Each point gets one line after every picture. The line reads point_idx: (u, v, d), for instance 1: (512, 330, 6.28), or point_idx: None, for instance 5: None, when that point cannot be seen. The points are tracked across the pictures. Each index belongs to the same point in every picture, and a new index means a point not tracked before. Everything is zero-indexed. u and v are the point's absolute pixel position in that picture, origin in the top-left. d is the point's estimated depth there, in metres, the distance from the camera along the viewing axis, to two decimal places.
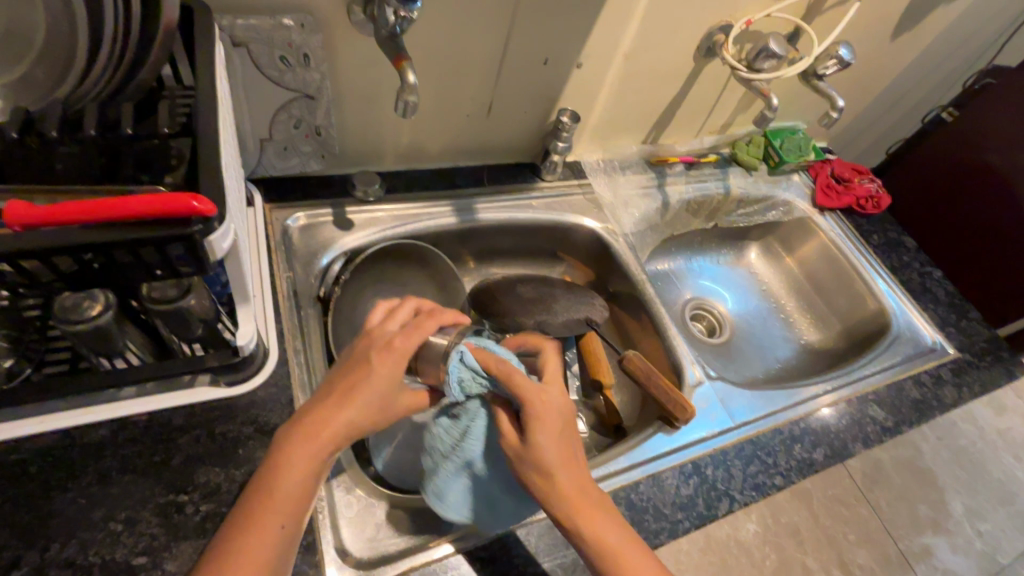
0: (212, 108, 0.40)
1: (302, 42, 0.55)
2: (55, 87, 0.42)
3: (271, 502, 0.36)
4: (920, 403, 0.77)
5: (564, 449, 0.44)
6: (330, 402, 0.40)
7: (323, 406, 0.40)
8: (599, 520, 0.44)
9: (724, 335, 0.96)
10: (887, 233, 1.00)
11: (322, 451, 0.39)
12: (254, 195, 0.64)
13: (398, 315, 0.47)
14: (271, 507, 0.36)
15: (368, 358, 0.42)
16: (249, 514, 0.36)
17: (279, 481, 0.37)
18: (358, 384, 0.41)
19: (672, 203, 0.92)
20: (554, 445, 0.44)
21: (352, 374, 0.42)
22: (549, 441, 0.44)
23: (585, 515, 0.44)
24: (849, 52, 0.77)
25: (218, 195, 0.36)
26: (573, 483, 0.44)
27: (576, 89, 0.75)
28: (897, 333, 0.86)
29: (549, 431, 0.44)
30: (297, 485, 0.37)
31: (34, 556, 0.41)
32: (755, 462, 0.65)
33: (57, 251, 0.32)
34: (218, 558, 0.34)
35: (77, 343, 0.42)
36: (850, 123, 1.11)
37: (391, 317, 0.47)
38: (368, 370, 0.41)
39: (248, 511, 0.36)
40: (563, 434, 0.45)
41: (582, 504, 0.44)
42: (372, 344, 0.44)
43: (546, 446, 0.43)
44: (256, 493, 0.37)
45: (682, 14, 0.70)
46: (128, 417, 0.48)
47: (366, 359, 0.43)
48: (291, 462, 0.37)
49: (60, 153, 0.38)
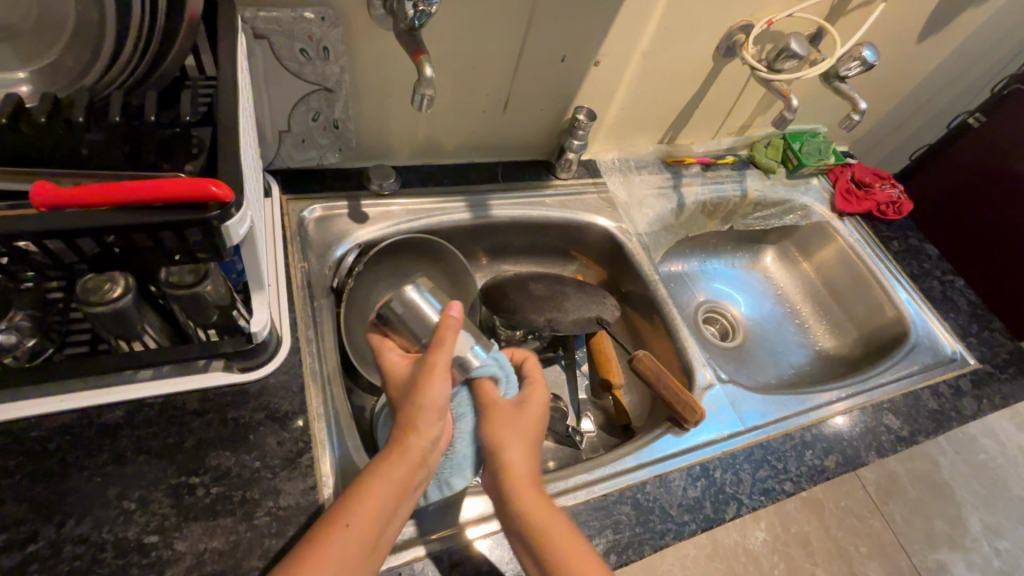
0: (231, 96, 0.41)
1: (321, 35, 0.55)
2: (82, 73, 0.43)
3: (369, 531, 0.39)
4: (937, 414, 0.75)
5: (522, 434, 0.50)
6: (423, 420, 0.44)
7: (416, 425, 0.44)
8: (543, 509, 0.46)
9: (738, 339, 0.95)
10: (908, 240, 0.98)
11: (412, 470, 0.43)
12: (272, 186, 0.66)
13: (445, 349, 0.45)
14: (374, 535, 0.40)
15: (424, 409, 0.44)
16: (342, 516, 0.39)
17: (378, 488, 0.41)
18: (429, 429, 0.44)
19: (688, 205, 0.91)
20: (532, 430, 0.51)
21: (414, 420, 0.43)
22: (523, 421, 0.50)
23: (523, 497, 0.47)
24: (873, 54, 0.75)
25: (234, 181, 0.37)
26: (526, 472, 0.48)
27: (592, 88, 0.75)
28: (916, 341, 0.84)
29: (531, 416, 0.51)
30: (389, 494, 0.41)
31: (52, 531, 0.42)
32: (765, 467, 0.64)
33: (81, 231, 0.33)
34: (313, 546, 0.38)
35: (98, 325, 0.43)
36: (872, 127, 1.09)
37: (436, 350, 0.45)
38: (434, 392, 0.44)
39: (340, 511, 0.40)
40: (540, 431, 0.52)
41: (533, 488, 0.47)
42: (420, 392, 0.44)
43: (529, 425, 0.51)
44: (348, 521, 0.39)
45: (702, 12, 0.70)
46: (143, 400, 0.49)
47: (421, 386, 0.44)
48: (384, 473, 0.42)
49: (85, 139, 0.38)
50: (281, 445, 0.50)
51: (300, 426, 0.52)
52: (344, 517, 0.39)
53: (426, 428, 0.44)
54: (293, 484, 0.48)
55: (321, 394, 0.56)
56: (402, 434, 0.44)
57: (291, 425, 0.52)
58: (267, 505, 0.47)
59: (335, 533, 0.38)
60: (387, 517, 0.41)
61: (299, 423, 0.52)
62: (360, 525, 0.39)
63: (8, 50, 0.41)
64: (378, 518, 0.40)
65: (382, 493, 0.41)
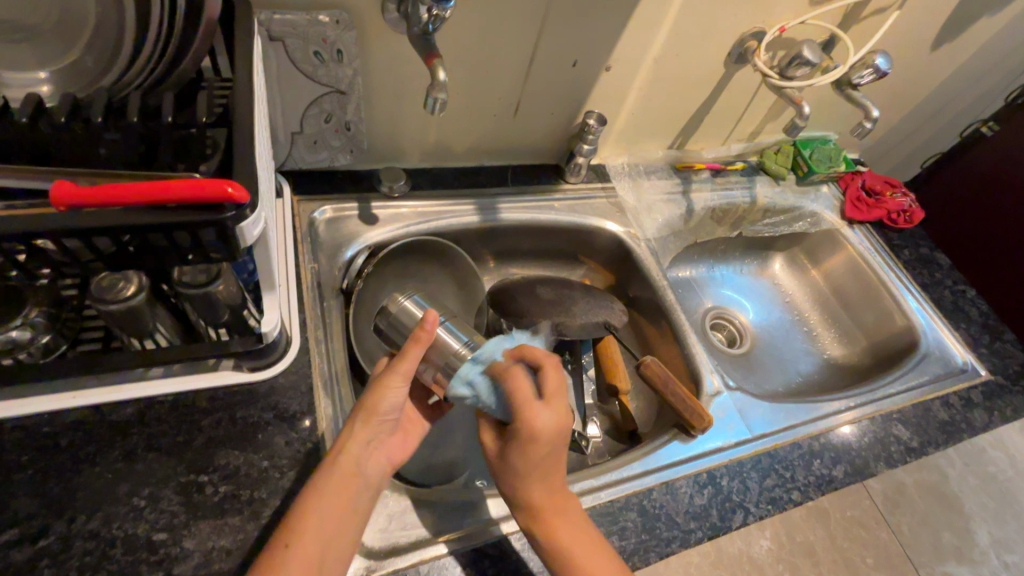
0: (246, 98, 0.41)
1: (335, 38, 0.56)
2: (101, 73, 0.44)
3: (315, 544, 0.40)
4: (947, 425, 0.74)
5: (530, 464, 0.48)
6: (353, 433, 0.47)
7: (346, 438, 0.46)
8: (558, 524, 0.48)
9: (745, 346, 0.95)
10: (919, 249, 0.97)
11: (350, 480, 0.45)
12: (284, 187, 0.66)
13: (408, 359, 0.47)
14: (321, 548, 0.41)
15: (368, 411, 0.47)
16: (291, 531, 0.41)
17: (318, 501, 0.42)
18: (363, 434, 0.47)
19: (697, 210, 0.91)
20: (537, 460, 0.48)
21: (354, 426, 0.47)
22: (527, 455, 0.47)
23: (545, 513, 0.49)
24: (886, 62, 0.74)
25: (249, 181, 0.37)
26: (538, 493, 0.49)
27: (603, 92, 0.75)
28: (926, 351, 0.83)
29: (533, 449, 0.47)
30: (330, 506, 0.43)
31: (62, 526, 0.43)
32: (772, 475, 0.64)
33: (99, 230, 0.33)
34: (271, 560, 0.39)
35: (111, 322, 0.44)
36: (883, 135, 1.08)
37: (400, 359, 0.48)
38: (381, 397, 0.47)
39: (290, 527, 0.41)
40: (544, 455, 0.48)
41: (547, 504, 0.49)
42: (368, 394, 0.48)
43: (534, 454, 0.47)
44: (298, 533, 0.40)
45: (714, 19, 0.70)
46: (154, 397, 0.50)
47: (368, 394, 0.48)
48: (323, 485, 0.43)
49: (103, 138, 0.39)
50: (290, 445, 0.51)
51: (307, 426, 0.52)
52: (287, 536, 0.40)
53: (357, 440, 0.46)
54: (301, 483, 0.48)
55: (330, 394, 0.56)
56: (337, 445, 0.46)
57: (299, 425, 0.52)
58: (275, 504, 0.47)
59: (287, 547, 0.40)
60: (336, 527, 0.42)
61: (307, 423, 0.52)
62: (307, 541, 0.40)
63: (30, 50, 0.42)
64: (321, 529, 0.41)
65: (321, 507, 0.42)
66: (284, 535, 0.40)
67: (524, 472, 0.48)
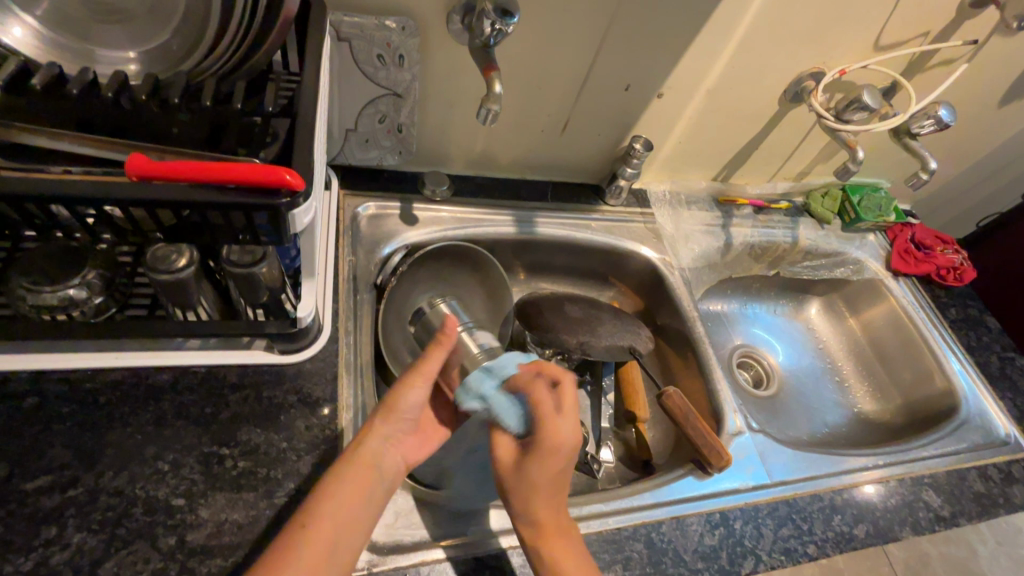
0: (311, 95, 0.43)
1: (399, 43, 0.58)
2: (180, 58, 0.47)
3: (327, 535, 0.41)
4: (982, 498, 0.70)
5: (537, 475, 0.47)
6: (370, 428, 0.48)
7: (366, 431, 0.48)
8: (556, 542, 0.47)
9: (772, 388, 0.92)
10: (968, 310, 0.93)
11: (364, 472, 0.46)
12: (332, 180, 0.68)
13: (431, 360, 0.51)
14: (333, 538, 0.41)
15: (387, 409, 0.50)
16: (300, 520, 0.41)
17: (329, 490, 0.44)
18: (381, 433, 0.48)
19: (736, 245, 0.89)
20: (539, 478, 0.48)
21: (373, 419, 0.49)
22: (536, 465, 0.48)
23: (540, 534, 0.47)
24: (949, 114, 0.72)
25: (306, 171, 0.39)
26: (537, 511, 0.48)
27: (652, 118, 0.75)
28: (966, 417, 0.79)
29: (539, 469, 0.47)
30: (340, 493, 0.44)
31: (90, 480, 0.44)
32: (788, 525, 0.61)
33: (164, 203, 0.35)
34: (278, 546, 0.40)
35: (158, 291, 0.46)
36: (940, 189, 1.04)
37: (424, 360, 0.51)
38: (400, 393, 0.50)
39: (298, 518, 0.42)
40: (552, 475, 0.48)
41: (543, 524, 0.48)
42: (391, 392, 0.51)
43: (543, 474, 0.48)
44: (305, 525, 0.41)
45: (773, 56, 0.69)
46: (189, 366, 0.52)
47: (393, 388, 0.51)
48: (336, 475, 0.45)
49: (176, 119, 0.41)
50: (310, 430, 0.52)
51: (327, 414, 0.53)
52: (302, 518, 0.42)
53: (373, 436, 0.48)
54: (315, 469, 0.49)
55: (352, 385, 0.57)
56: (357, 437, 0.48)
57: (319, 411, 0.53)
58: (289, 485, 0.48)
59: (295, 536, 0.40)
60: (346, 520, 0.42)
61: (328, 410, 0.53)
62: (316, 530, 0.41)
63: (122, 32, 0.45)
64: (336, 515, 0.42)
65: (336, 494, 0.43)
66: (293, 524, 0.41)
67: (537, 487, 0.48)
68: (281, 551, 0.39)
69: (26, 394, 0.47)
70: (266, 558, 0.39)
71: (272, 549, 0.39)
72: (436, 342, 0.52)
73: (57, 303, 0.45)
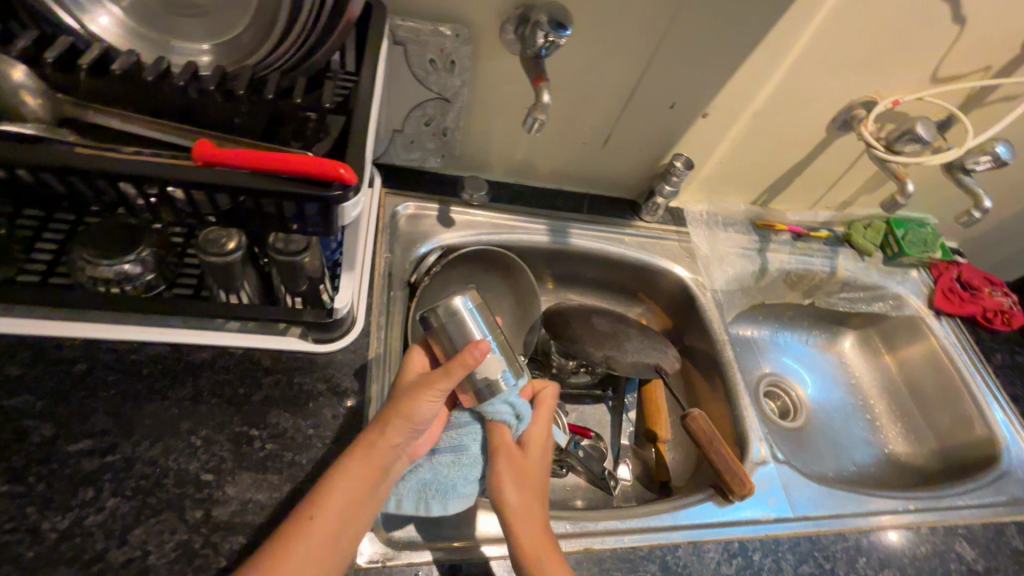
0: (367, 94, 0.45)
1: (452, 49, 0.59)
2: (246, 52, 0.49)
3: (329, 532, 0.42)
4: (1021, 555, 0.66)
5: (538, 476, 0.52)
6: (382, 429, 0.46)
7: (378, 430, 0.46)
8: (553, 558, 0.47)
9: (799, 420, 0.89)
10: (1014, 356, 0.89)
11: (372, 473, 0.45)
12: (375, 177, 0.70)
13: (449, 378, 0.47)
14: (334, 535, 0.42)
15: (402, 416, 0.46)
16: (305, 512, 0.42)
17: (335, 488, 0.43)
18: (394, 436, 0.46)
19: (771, 270, 0.87)
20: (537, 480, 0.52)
21: (387, 423, 0.46)
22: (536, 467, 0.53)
23: (540, 545, 0.47)
24: (1007, 151, 0.70)
25: (357, 166, 0.40)
26: (537, 519, 0.49)
27: (695, 137, 0.75)
28: (1007, 469, 0.75)
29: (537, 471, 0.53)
30: (346, 491, 0.43)
31: (128, 448, 0.46)
32: (809, 563, 0.59)
33: (223, 187, 0.37)
34: (282, 538, 0.40)
35: (206, 271, 0.48)
36: (991, 229, 1.01)
37: (443, 376, 0.47)
38: (417, 401, 0.46)
39: (304, 511, 0.42)
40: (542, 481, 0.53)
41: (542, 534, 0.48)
42: (406, 400, 0.46)
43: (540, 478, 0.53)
44: (309, 520, 0.41)
45: (825, 81, 0.68)
46: (227, 347, 0.54)
47: (411, 391, 0.47)
48: (344, 473, 0.44)
49: (239, 110, 0.43)
50: (336, 419, 0.53)
51: (354, 405, 0.54)
52: (309, 510, 0.42)
53: (386, 436, 0.46)
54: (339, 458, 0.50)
55: (379, 379, 0.58)
56: (370, 433, 0.46)
57: (346, 402, 0.54)
58: (312, 472, 0.49)
59: (300, 530, 0.41)
60: (348, 519, 0.43)
61: (355, 401, 0.54)
62: (319, 526, 0.41)
63: (196, 24, 0.48)
64: (340, 518, 0.42)
65: (342, 492, 0.43)
66: (298, 516, 0.42)
67: (532, 489, 0.51)
68: (285, 541, 0.40)
69: (75, 361, 0.49)
70: (269, 547, 0.40)
71: (276, 539, 0.40)
72: (458, 360, 0.47)
73: (114, 277, 0.47)
